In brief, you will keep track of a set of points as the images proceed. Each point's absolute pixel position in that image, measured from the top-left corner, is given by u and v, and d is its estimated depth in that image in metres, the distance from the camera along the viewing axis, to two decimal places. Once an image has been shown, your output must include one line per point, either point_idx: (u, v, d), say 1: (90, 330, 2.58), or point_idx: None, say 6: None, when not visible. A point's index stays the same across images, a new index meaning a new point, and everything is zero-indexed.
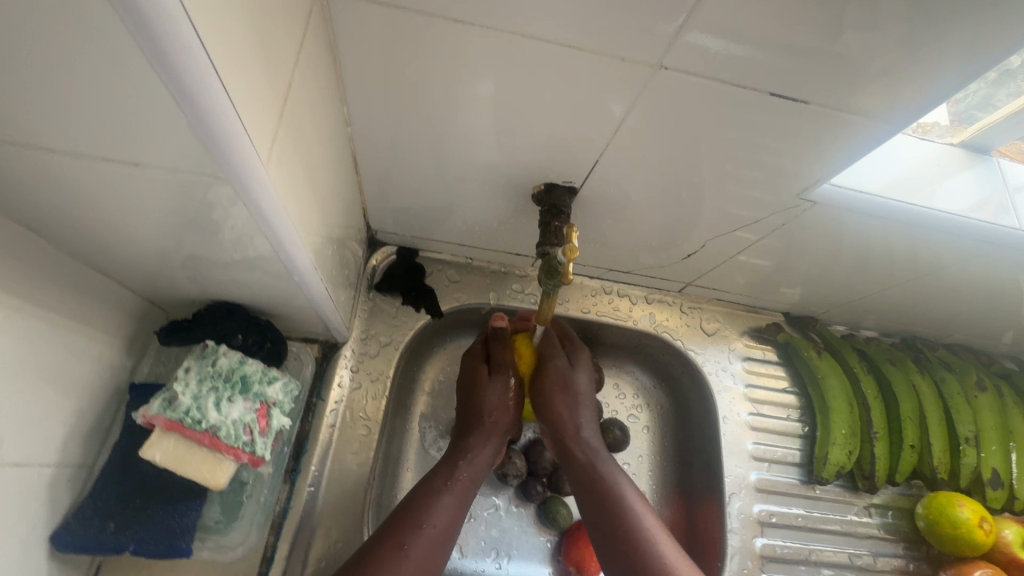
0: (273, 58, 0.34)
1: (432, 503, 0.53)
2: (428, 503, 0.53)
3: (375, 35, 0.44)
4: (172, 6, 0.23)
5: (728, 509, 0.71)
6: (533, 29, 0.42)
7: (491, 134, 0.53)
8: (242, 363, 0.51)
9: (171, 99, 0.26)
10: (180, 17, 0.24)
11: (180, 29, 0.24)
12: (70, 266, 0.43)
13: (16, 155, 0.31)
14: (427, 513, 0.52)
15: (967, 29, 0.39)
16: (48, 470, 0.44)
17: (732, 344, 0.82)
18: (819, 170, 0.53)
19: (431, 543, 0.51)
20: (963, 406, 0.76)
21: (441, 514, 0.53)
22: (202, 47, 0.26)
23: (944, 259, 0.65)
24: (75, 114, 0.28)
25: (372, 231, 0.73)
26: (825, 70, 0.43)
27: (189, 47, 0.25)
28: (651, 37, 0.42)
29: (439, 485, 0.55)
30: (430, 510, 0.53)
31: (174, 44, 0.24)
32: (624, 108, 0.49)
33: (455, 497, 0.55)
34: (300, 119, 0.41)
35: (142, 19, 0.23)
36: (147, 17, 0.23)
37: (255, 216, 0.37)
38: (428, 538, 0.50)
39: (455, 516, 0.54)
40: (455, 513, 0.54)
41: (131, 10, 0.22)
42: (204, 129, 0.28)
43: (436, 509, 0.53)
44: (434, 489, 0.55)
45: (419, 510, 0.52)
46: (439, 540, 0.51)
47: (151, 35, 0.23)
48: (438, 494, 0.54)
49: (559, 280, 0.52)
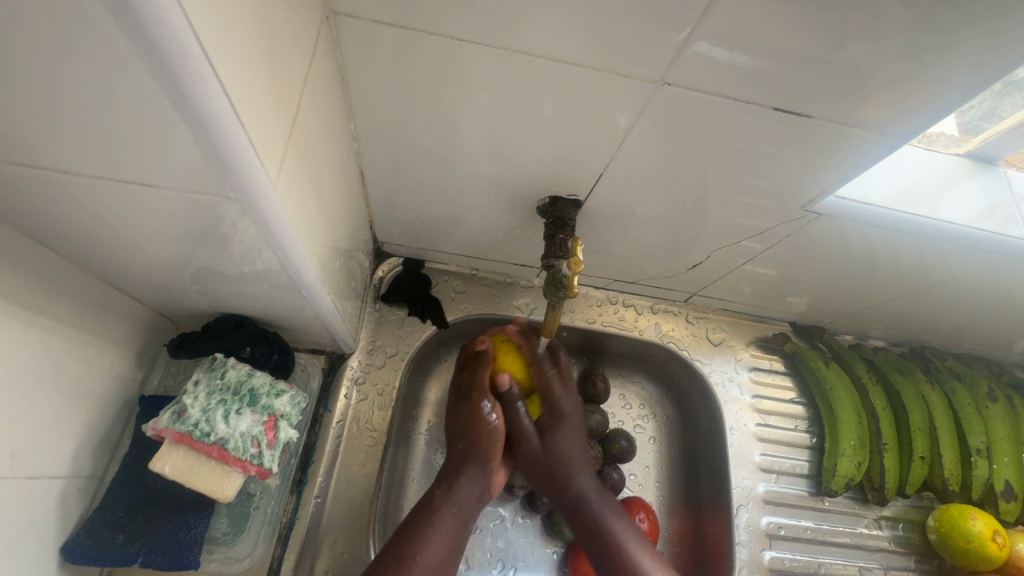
0: (284, 78, 0.35)
1: (416, 540, 0.53)
2: (416, 538, 0.54)
3: (382, 52, 0.45)
4: (189, 37, 0.24)
5: (736, 521, 0.71)
6: (537, 45, 0.43)
7: (497, 146, 0.54)
8: (251, 376, 0.52)
9: (180, 117, 0.27)
10: (196, 48, 0.24)
11: (196, 58, 0.25)
12: (83, 279, 0.44)
13: (33, 175, 0.32)
14: (414, 549, 0.52)
15: (970, 41, 0.40)
16: (59, 482, 0.44)
17: (738, 354, 0.82)
18: (824, 181, 0.54)
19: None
20: (974, 417, 0.75)
21: (428, 550, 0.53)
22: (211, 67, 0.26)
23: (952, 269, 0.64)
24: (92, 137, 0.28)
25: (379, 243, 0.73)
26: (829, 82, 0.44)
27: (204, 75, 0.26)
28: (653, 52, 0.42)
29: (424, 521, 0.55)
30: (417, 546, 0.53)
31: (191, 72, 0.25)
32: (628, 121, 0.49)
33: (441, 533, 0.55)
34: (309, 134, 0.41)
35: (152, 41, 0.23)
36: (157, 38, 0.23)
37: (265, 233, 0.38)
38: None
39: (443, 550, 0.54)
40: (442, 547, 0.54)
41: (150, 43, 0.23)
42: (213, 146, 0.29)
43: (426, 544, 0.53)
44: (419, 525, 0.55)
45: (406, 546, 0.53)
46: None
47: (161, 56, 0.24)
48: (424, 530, 0.54)
49: (563, 292, 0.52)
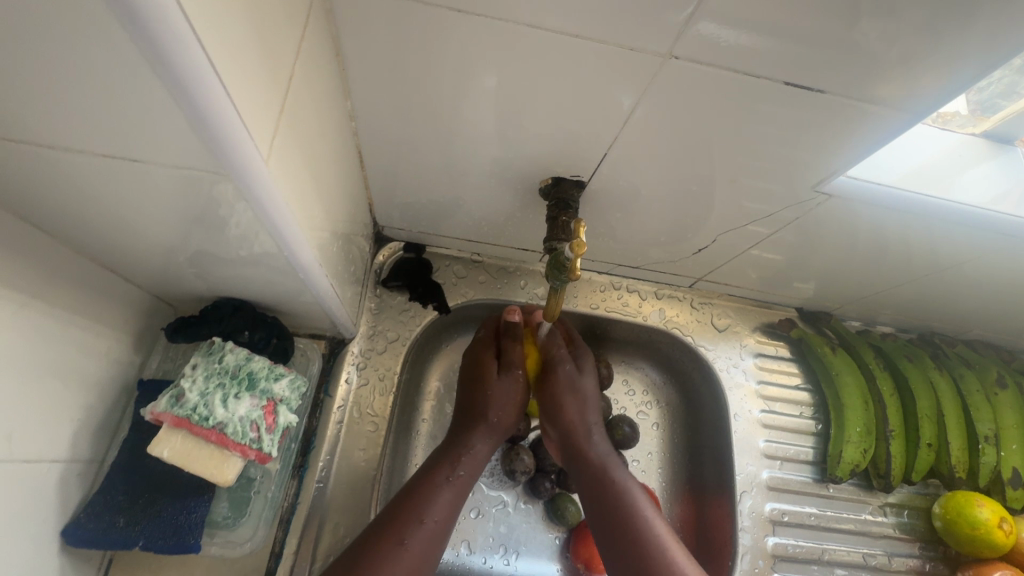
0: (274, 49, 0.34)
1: (431, 498, 0.53)
2: (427, 495, 0.53)
3: (379, 26, 0.43)
4: (172, 9, 0.23)
5: (739, 507, 0.70)
6: (538, 18, 0.41)
7: (498, 128, 0.53)
8: (249, 360, 0.51)
9: (150, 71, 0.25)
10: (182, 22, 0.23)
11: (181, 32, 0.24)
12: (76, 262, 0.43)
13: (17, 152, 0.31)
14: (427, 508, 0.52)
15: (992, 14, 0.38)
16: (58, 466, 0.44)
17: (743, 340, 0.81)
18: (833, 161, 0.52)
19: (429, 538, 0.50)
20: (983, 404, 0.74)
21: (441, 508, 0.52)
22: (198, 41, 0.25)
23: (965, 253, 0.63)
24: (73, 111, 0.27)
25: (379, 227, 0.72)
26: (841, 60, 0.42)
27: (191, 50, 0.25)
28: (660, 26, 0.41)
29: (440, 479, 0.55)
30: (430, 505, 0.52)
31: (176, 48, 0.24)
32: (632, 100, 0.48)
33: (455, 491, 0.55)
34: (301, 112, 0.40)
35: (128, 3, 0.22)
36: (132, 1, 0.22)
37: (259, 213, 0.37)
38: (427, 533, 0.50)
39: (453, 510, 0.54)
40: (452, 505, 0.54)
41: (132, 18, 0.22)
42: (191, 108, 0.27)
43: (436, 503, 0.52)
44: (436, 483, 0.54)
45: (420, 504, 0.52)
46: (436, 534, 0.51)
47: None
48: (439, 488, 0.54)
49: (566, 275, 0.51)
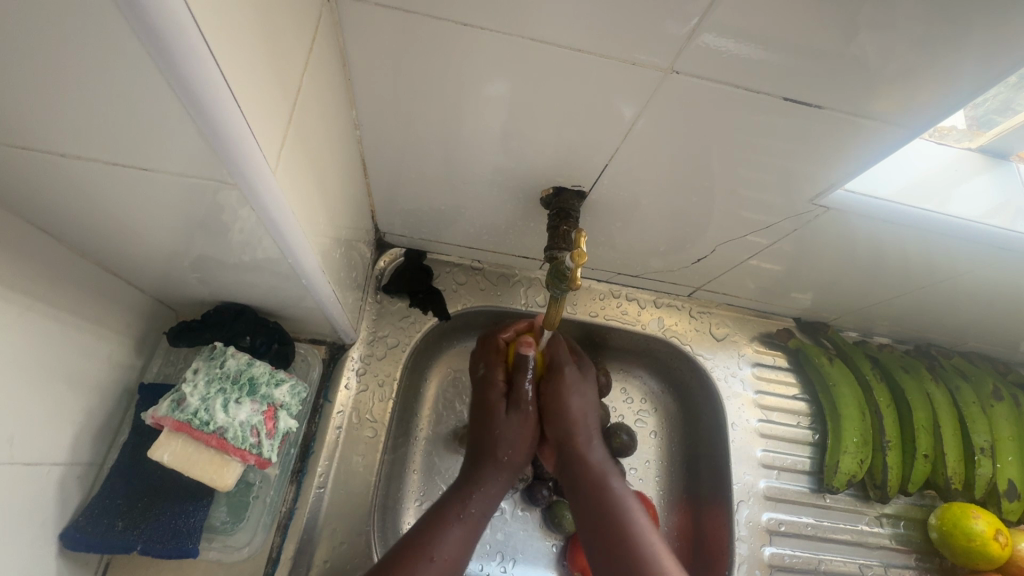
0: (284, 59, 0.34)
1: (440, 533, 0.52)
2: (435, 531, 0.52)
3: (384, 36, 0.44)
4: (188, 22, 0.23)
5: (737, 517, 0.71)
6: (542, 31, 0.42)
7: (500, 137, 0.53)
8: (250, 365, 0.52)
9: (165, 81, 0.25)
10: (196, 34, 0.24)
11: (196, 44, 0.24)
12: (81, 265, 0.43)
13: (28, 158, 0.31)
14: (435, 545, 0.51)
15: (986, 32, 0.38)
16: (58, 468, 0.44)
17: (741, 349, 0.81)
18: (831, 175, 0.53)
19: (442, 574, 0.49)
20: (979, 416, 0.75)
21: (451, 544, 0.52)
22: (211, 52, 0.25)
23: (960, 266, 0.63)
24: (86, 119, 0.28)
25: (380, 233, 0.73)
26: (840, 74, 0.43)
27: (205, 62, 0.25)
28: (662, 40, 0.41)
29: (449, 517, 0.54)
30: (439, 541, 0.51)
31: (190, 59, 0.24)
32: (634, 111, 0.48)
33: (467, 528, 0.54)
34: (309, 120, 0.41)
35: (144, 17, 0.22)
36: (149, 14, 0.22)
37: (264, 220, 0.37)
38: (436, 572, 0.49)
39: (464, 547, 0.53)
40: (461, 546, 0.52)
41: (149, 30, 0.23)
42: (202, 116, 0.27)
43: (446, 539, 0.52)
44: (444, 520, 0.53)
45: (427, 538, 0.51)
46: (448, 572, 0.50)
47: (144, 11, 0.22)
48: (448, 526, 0.53)
49: (567, 284, 0.52)
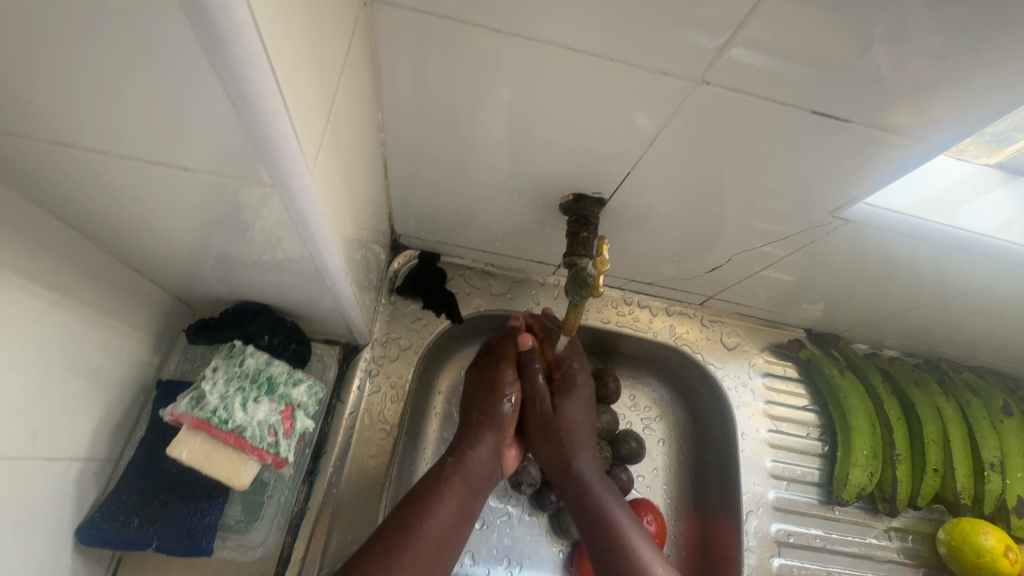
0: (325, 61, 0.34)
1: (427, 509, 0.52)
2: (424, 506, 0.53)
3: (413, 39, 0.44)
4: (251, 34, 0.24)
5: (745, 527, 0.70)
6: (572, 40, 0.42)
7: (522, 143, 0.54)
8: (269, 364, 0.52)
9: (212, 72, 0.25)
10: (257, 47, 0.25)
11: (254, 55, 0.25)
12: (106, 261, 0.44)
13: (67, 154, 0.31)
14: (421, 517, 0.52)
15: (1014, 51, 0.39)
16: (77, 463, 0.44)
17: (752, 359, 0.81)
18: (851, 188, 0.53)
19: (428, 547, 0.51)
20: (988, 431, 0.75)
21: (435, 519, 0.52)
22: (269, 64, 0.26)
23: (975, 280, 0.63)
24: (130, 116, 0.28)
25: (396, 235, 0.73)
26: (868, 89, 0.43)
27: (261, 73, 0.26)
28: (692, 52, 0.42)
29: (435, 488, 0.55)
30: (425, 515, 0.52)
31: (247, 70, 0.25)
32: (658, 121, 0.49)
33: (452, 505, 0.54)
34: (342, 122, 0.41)
35: (211, 28, 0.23)
36: (216, 26, 0.23)
37: (296, 223, 0.38)
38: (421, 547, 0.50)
39: (446, 525, 0.53)
40: (447, 525, 0.53)
41: (214, 42, 0.24)
42: (253, 124, 0.28)
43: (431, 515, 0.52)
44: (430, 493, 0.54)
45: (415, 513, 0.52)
46: (433, 549, 0.51)
47: (207, 18, 0.23)
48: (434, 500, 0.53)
49: (587, 290, 0.52)
